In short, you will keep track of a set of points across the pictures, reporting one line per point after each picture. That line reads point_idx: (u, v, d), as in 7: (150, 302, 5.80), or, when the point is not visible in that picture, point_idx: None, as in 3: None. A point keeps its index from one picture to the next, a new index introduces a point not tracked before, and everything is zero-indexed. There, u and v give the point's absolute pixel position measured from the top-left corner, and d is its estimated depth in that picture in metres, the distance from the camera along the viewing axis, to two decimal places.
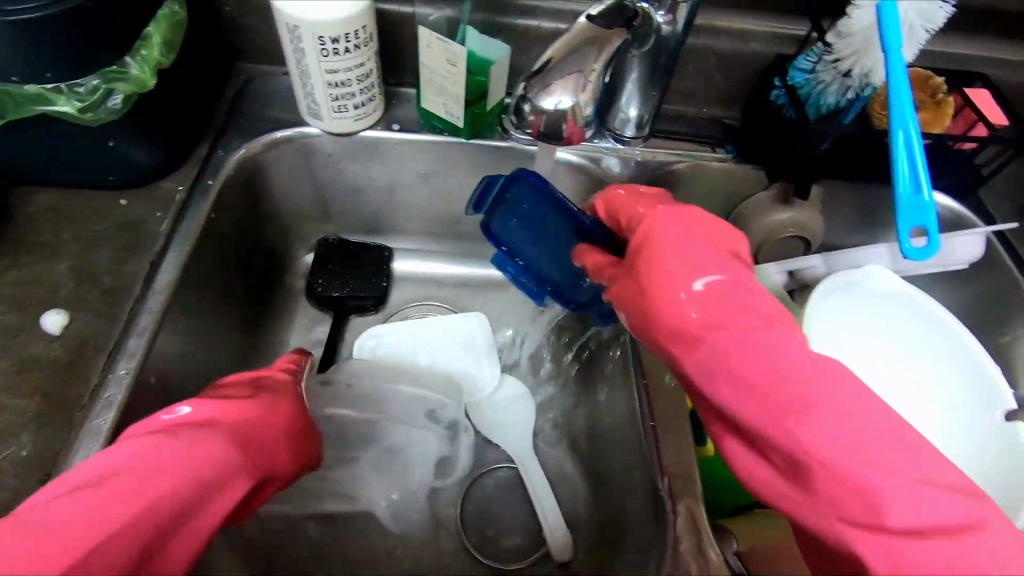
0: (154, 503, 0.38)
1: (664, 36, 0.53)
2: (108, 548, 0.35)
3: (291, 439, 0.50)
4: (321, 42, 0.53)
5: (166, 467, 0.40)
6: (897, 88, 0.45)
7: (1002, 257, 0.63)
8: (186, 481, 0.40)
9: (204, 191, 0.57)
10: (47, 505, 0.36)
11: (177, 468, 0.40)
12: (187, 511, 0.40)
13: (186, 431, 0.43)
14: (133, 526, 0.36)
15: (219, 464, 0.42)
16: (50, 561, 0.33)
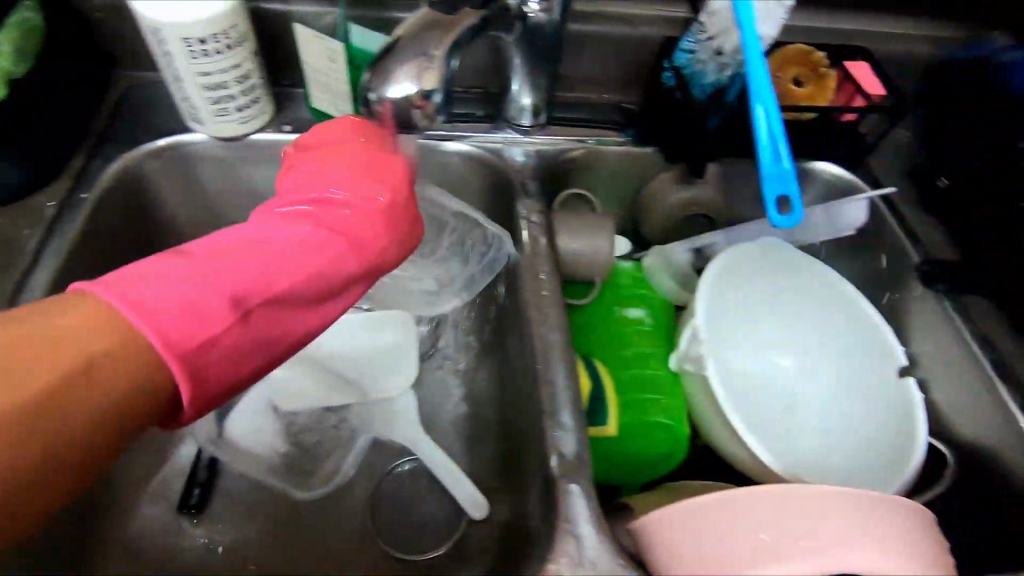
0: (271, 269, 0.43)
1: (541, 24, 0.54)
2: (233, 277, 0.41)
3: (396, 222, 0.51)
4: (187, 44, 0.51)
5: (276, 263, 0.43)
6: (753, 65, 0.46)
7: (887, 220, 0.67)
8: (300, 279, 0.44)
9: (78, 204, 0.55)
10: (233, 256, 0.42)
11: (272, 251, 0.44)
12: (313, 293, 0.45)
13: (292, 218, 0.47)
14: (258, 274, 0.42)
15: (335, 266, 0.46)
16: (192, 286, 0.39)
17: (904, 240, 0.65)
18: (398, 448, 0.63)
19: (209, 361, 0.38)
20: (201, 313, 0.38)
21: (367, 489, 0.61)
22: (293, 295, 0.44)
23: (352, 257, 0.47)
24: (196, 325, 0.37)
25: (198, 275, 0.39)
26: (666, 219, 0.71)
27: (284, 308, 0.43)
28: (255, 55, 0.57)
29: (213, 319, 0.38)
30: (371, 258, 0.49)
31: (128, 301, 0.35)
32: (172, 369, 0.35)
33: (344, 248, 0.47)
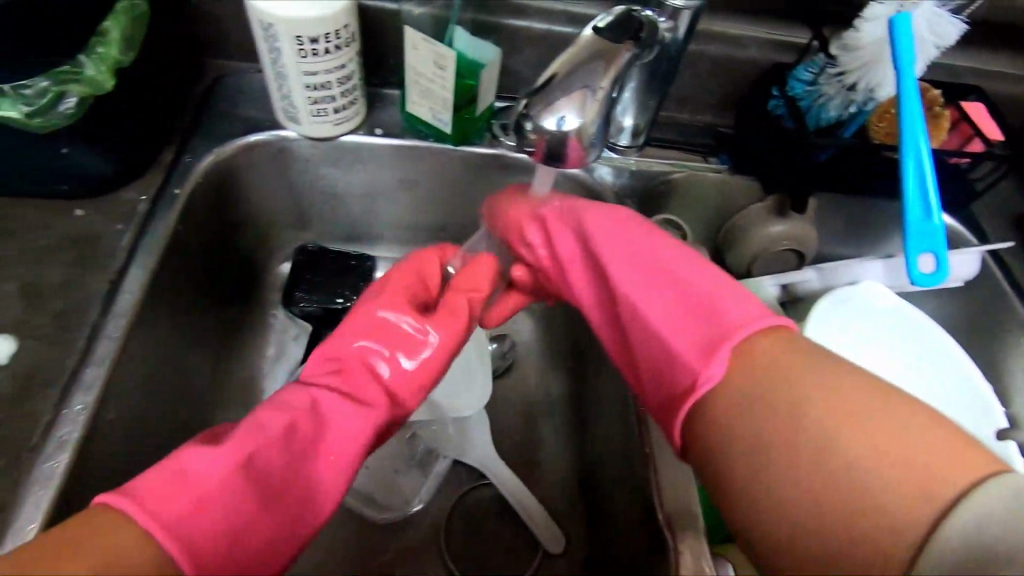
0: (267, 438, 0.40)
1: (667, 43, 0.52)
2: (217, 454, 0.38)
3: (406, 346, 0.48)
4: (298, 42, 0.49)
5: (272, 429, 0.41)
6: (909, 108, 0.43)
7: (996, 275, 0.63)
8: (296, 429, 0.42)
9: (171, 201, 0.53)
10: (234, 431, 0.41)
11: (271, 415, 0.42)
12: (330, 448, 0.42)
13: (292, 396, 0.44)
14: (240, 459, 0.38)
15: (348, 415, 0.44)
16: (189, 496, 0.35)
17: (1011, 295, 0.62)
18: (471, 469, 0.61)
19: (206, 525, 0.35)
20: (177, 495, 0.35)
21: (443, 507, 0.59)
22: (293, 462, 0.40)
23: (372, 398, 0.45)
24: (196, 506, 0.35)
25: (213, 452, 0.38)
26: (755, 252, 0.67)
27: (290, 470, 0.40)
28: (359, 55, 0.54)
29: (194, 499, 0.35)
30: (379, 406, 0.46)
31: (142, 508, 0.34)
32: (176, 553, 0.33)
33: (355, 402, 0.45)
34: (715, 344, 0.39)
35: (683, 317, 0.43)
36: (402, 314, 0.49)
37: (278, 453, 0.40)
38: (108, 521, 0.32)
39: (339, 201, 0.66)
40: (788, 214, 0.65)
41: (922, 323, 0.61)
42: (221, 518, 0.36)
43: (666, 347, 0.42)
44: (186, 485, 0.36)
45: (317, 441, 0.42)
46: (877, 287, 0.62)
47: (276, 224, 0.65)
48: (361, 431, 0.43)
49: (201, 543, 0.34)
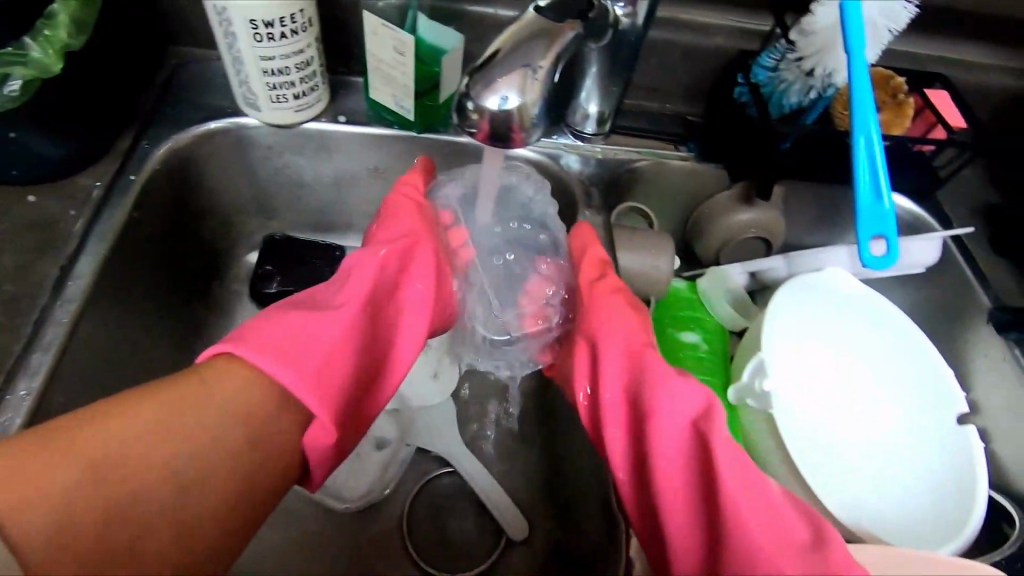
0: (320, 313, 0.46)
1: (624, 29, 0.51)
2: (290, 323, 0.45)
3: (414, 233, 0.54)
4: (252, 26, 0.48)
5: (313, 315, 0.46)
6: (860, 91, 0.44)
7: (958, 261, 0.64)
8: (351, 294, 0.49)
9: (126, 187, 0.53)
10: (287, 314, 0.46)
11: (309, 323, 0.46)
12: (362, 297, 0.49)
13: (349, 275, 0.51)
14: (320, 319, 0.46)
15: (373, 268, 0.51)
16: (284, 358, 0.43)
17: (973, 282, 0.62)
18: (436, 458, 0.61)
19: (318, 367, 0.44)
20: (283, 358, 0.43)
21: (406, 496, 0.59)
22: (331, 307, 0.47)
23: (390, 259, 0.52)
24: (286, 359, 0.43)
25: (277, 341, 0.44)
26: (722, 240, 0.68)
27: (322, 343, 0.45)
28: (318, 41, 0.54)
29: (286, 354, 0.44)
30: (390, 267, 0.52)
31: (256, 360, 0.42)
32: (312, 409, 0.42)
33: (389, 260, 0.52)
34: (781, 549, 0.38)
35: (757, 522, 0.38)
36: (402, 223, 0.55)
37: (347, 301, 0.49)
38: (235, 367, 0.42)
39: (304, 190, 0.65)
40: (754, 202, 0.66)
41: (885, 309, 0.61)
42: (297, 357, 0.44)
43: (741, 530, 0.38)
44: (278, 347, 0.44)
45: (354, 277, 0.50)
46: (841, 273, 0.62)
47: (240, 213, 0.65)
48: (332, 335, 0.45)
49: (317, 379, 0.44)
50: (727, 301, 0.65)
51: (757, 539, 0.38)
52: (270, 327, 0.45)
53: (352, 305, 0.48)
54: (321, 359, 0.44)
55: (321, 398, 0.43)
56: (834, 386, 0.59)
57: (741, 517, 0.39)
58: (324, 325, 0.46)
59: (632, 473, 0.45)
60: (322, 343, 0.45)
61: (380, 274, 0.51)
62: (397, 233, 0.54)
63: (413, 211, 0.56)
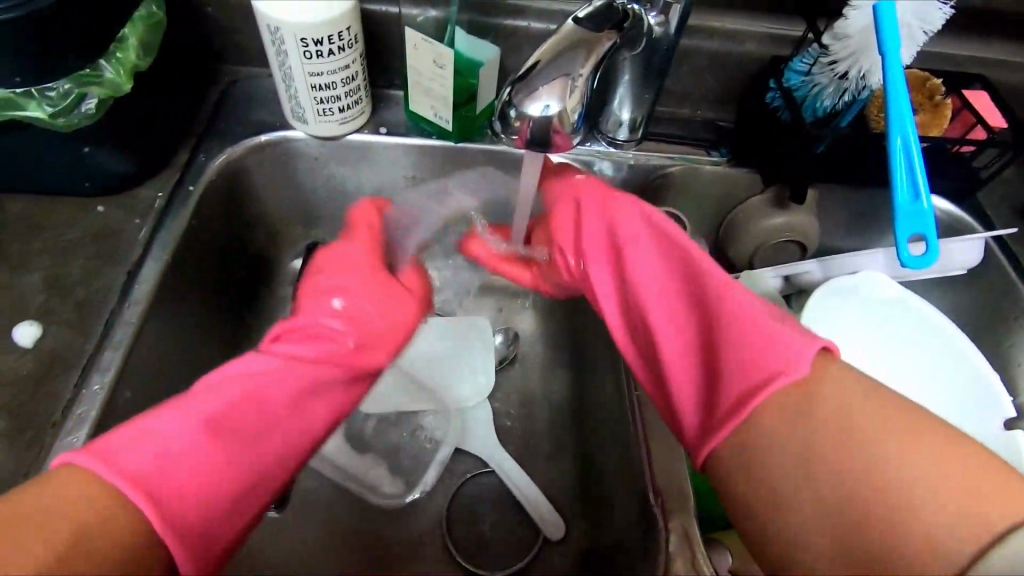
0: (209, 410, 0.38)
1: (657, 37, 0.52)
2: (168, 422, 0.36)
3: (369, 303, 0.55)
4: (304, 44, 0.51)
5: (200, 404, 0.39)
6: (896, 92, 0.44)
7: (1000, 260, 0.63)
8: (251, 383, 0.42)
9: (185, 197, 0.56)
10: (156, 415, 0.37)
11: (241, 380, 0.42)
12: (262, 386, 0.42)
13: (248, 358, 0.44)
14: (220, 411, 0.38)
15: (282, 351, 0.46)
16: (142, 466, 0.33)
17: (1017, 285, 0.61)
18: (473, 457, 0.62)
19: (165, 465, 0.34)
20: (161, 471, 0.34)
21: (444, 495, 0.61)
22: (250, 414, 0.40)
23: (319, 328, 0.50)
24: (157, 465, 0.34)
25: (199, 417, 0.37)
26: (755, 245, 0.68)
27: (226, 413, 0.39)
28: (363, 56, 0.56)
29: (151, 469, 0.34)
30: (325, 346, 0.48)
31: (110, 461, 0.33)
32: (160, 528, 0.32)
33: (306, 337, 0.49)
34: (758, 357, 0.38)
35: (740, 328, 0.40)
36: (366, 304, 0.54)
37: (240, 385, 0.41)
38: (86, 472, 0.32)
39: (346, 199, 0.68)
40: (787, 206, 0.66)
41: (925, 314, 0.60)
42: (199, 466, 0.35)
43: (735, 359, 0.39)
44: (154, 439, 0.35)
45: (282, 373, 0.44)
46: (879, 277, 0.61)
47: (287, 222, 0.68)
48: (268, 370, 0.43)
49: (170, 493, 0.33)
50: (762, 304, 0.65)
51: (734, 338, 0.40)
52: (154, 425, 0.36)
53: (244, 380, 0.42)
54: (220, 465, 0.36)
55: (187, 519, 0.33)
56: None
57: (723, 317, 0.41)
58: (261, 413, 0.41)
59: (622, 314, 0.49)
60: (206, 449, 0.36)
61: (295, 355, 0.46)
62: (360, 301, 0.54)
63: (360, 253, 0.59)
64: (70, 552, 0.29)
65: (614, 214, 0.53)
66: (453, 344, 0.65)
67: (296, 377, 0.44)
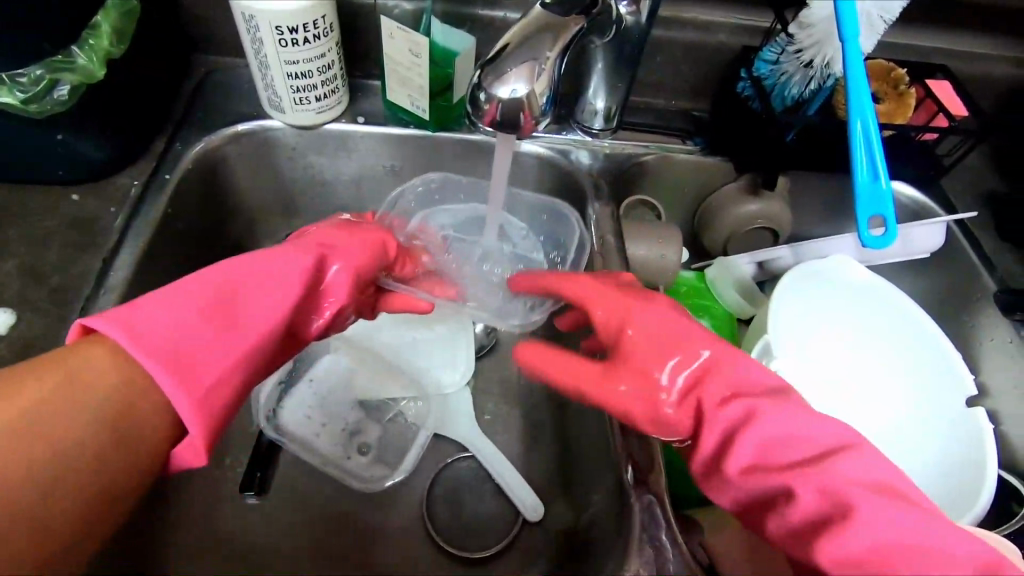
0: (214, 303, 0.42)
1: (627, 26, 0.53)
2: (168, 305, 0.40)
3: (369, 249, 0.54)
4: (278, 32, 0.52)
5: (203, 304, 0.42)
6: (854, 77, 0.45)
7: (964, 246, 0.65)
8: (246, 288, 0.45)
9: (162, 185, 0.56)
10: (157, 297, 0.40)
11: (236, 280, 0.45)
12: (258, 291, 0.45)
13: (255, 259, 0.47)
14: (225, 310, 0.42)
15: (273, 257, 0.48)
16: (156, 345, 0.38)
17: (981, 268, 0.64)
18: (454, 443, 0.63)
19: (177, 350, 0.39)
20: (166, 349, 0.38)
21: (426, 479, 0.61)
22: (252, 312, 0.44)
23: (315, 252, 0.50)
24: (171, 348, 0.38)
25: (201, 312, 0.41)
26: (729, 233, 0.69)
27: (227, 304, 0.43)
28: (339, 45, 0.57)
29: (162, 348, 0.38)
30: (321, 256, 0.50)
31: (127, 333, 0.37)
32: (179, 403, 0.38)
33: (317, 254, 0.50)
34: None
35: (915, 545, 0.36)
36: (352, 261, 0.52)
37: (232, 284, 0.44)
38: (103, 348, 0.37)
39: (325, 188, 0.68)
40: (760, 193, 0.67)
41: (890, 297, 0.61)
42: (202, 350, 0.40)
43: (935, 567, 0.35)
44: (162, 320, 0.39)
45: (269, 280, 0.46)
46: (848, 262, 0.62)
47: (266, 212, 0.68)
48: (282, 272, 0.47)
49: (183, 368, 0.38)
50: (735, 289, 0.66)
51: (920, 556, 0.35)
52: (170, 310, 0.40)
53: (240, 281, 0.45)
54: (220, 351, 0.41)
55: (201, 403, 0.38)
56: (836, 374, 0.61)
57: (895, 541, 0.36)
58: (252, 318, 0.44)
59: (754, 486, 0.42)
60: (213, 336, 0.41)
61: (305, 267, 0.48)
62: (349, 249, 0.52)
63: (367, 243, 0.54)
64: (122, 435, 0.36)
65: (694, 359, 0.47)
66: (433, 334, 0.66)
67: (290, 298, 0.46)
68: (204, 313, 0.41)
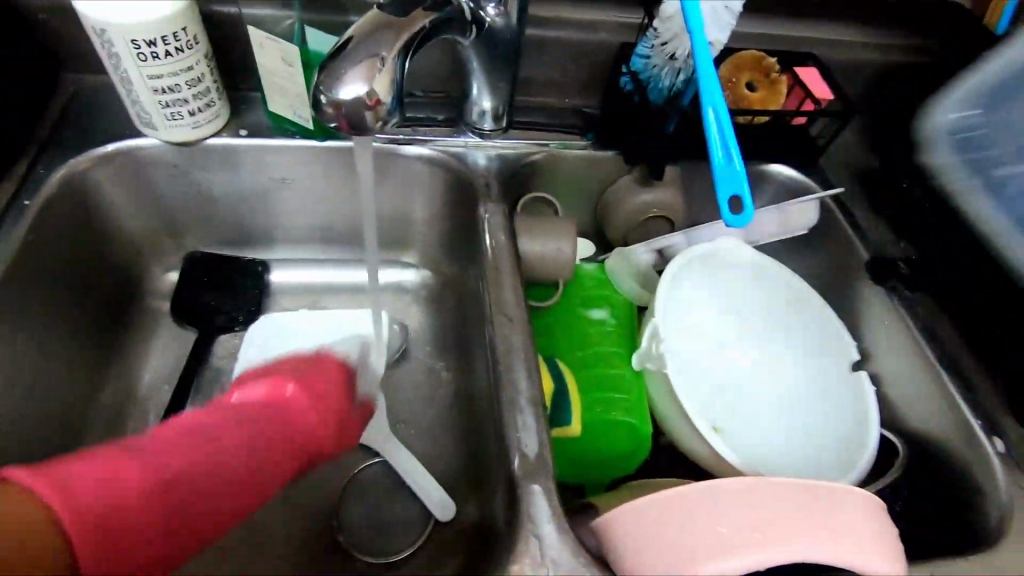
0: (168, 459, 0.44)
1: (499, 28, 0.55)
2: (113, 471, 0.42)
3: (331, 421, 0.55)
4: (135, 46, 0.50)
5: (140, 454, 0.44)
6: (704, 67, 0.48)
7: (839, 220, 0.69)
8: (208, 458, 0.46)
9: (20, 212, 0.54)
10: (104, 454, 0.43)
11: (190, 445, 0.46)
12: (221, 448, 0.47)
13: (236, 416, 0.51)
14: (171, 461, 0.44)
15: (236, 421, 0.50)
16: (99, 486, 0.40)
17: (855, 241, 0.67)
18: (362, 452, 0.62)
19: (108, 486, 0.40)
20: (111, 498, 0.40)
21: (333, 492, 0.60)
22: (196, 497, 0.44)
23: (293, 412, 0.53)
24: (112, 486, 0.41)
25: (139, 461, 0.43)
26: (628, 225, 0.70)
27: (175, 464, 0.44)
28: (209, 57, 0.55)
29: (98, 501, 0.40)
30: (294, 433, 0.52)
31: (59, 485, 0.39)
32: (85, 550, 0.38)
33: (289, 430, 0.52)
34: None
35: None
36: (314, 419, 0.54)
37: (191, 450, 0.46)
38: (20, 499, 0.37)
39: (214, 205, 0.66)
40: (651, 183, 0.69)
41: (776, 275, 0.65)
42: (128, 491, 0.41)
43: None
44: (105, 464, 0.42)
45: (237, 457, 0.48)
46: (734, 243, 0.64)
47: (152, 233, 0.66)
48: (238, 439, 0.49)
49: (109, 510, 0.40)
50: (632, 277, 0.66)
51: None
52: (113, 472, 0.41)
53: (213, 433, 0.48)
54: (161, 522, 0.42)
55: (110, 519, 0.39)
56: (735, 354, 0.63)
57: None
58: (246, 465, 0.48)
59: None
60: (163, 534, 0.42)
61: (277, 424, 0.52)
62: (301, 405, 0.54)
63: (312, 377, 0.57)
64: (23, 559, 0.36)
65: None
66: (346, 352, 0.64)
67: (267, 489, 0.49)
68: (139, 458, 0.43)
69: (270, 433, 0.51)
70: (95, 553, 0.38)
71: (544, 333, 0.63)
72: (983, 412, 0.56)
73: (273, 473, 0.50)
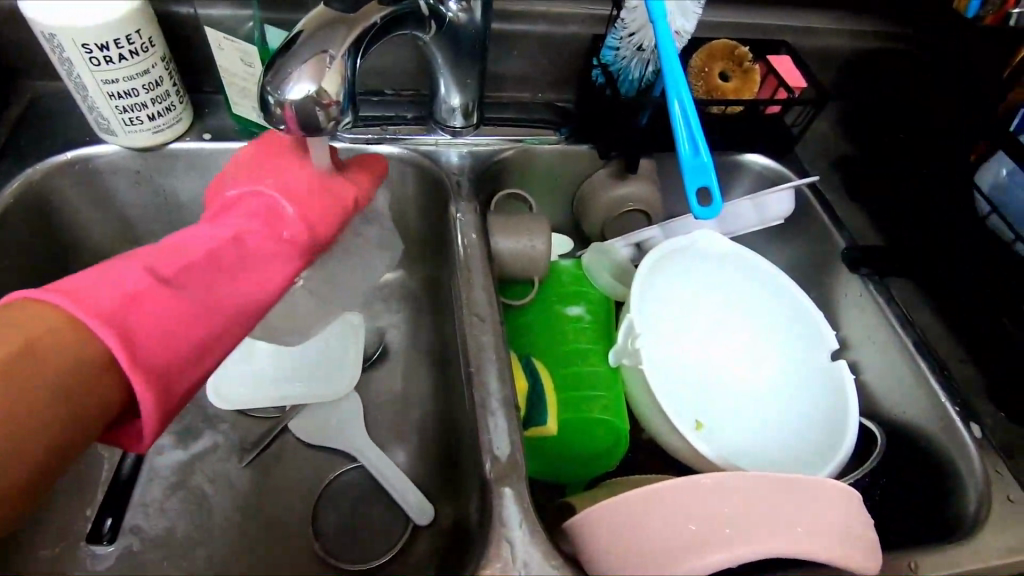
0: (172, 266, 0.40)
1: (462, 23, 0.54)
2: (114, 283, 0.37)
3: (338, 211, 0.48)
4: (86, 50, 0.49)
5: (149, 263, 0.39)
6: (668, 56, 0.47)
7: (816, 209, 0.68)
8: (211, 274, 0.41)
9: None
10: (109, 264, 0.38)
11: (199, 252, 0.41)
12: (224, 254, 0.42)
13: (242, 210, 0.45)
14: (177, 277, 0.39)
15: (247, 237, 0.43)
16: (108, 304, 0.36)
17: (832, 230, 0.67)
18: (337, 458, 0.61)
19: (141, 318, 0.36)
20: (127, 315, 0.36)
21: (308, 499, 0.59)
22: (208, 280, 0.41)
23: (292, 195, 0.46)
24: (132, 309, 0.36)
25: (142, 267, 0.38)
26: (604, 218, 0.69)
27: (183, 280, 0.39)
28: (167, 60, 0.54)
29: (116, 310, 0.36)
30: (293, 230, 0.45)
31: (75, 305, 0.35)
32: (126, 373, 0.35)
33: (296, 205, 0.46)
34: None
35: None
36: (320, 204, 0.46)
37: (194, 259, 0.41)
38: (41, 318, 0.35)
39: (180, 211, 0.65)
40: (627, 176, 0.68)
41: (751, 263, 0.65)
42: (161, 319, 0.37)
43: None
44: (109, 284, 0.36)
45: (242, 271, 0.43)
46: (711, 234, 0.64)
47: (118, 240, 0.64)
48: (244, 241, 0.43)
49: (141, 340, 0.36)
50: (608, 272, 0.65)
51: None
52: (111, 285, 0.36)
53: (218, 248, 0.42)
54: (196, 324, 0.39)
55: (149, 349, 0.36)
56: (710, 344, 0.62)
57: None
58: (257, 292, 0.43)
59: None
60: (199, 361, 0.39)
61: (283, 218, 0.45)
62: (292, 180, 0.46)
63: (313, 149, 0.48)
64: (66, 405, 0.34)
65: None
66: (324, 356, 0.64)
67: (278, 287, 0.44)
68: (149, 273, 0.38)
69: (274, 229, 0.44)
70: (126, 339, 0.35)
71: (520, 332, 0.62)
72: (961, 399, 0.55)
73: (280, 248, 0.45)
